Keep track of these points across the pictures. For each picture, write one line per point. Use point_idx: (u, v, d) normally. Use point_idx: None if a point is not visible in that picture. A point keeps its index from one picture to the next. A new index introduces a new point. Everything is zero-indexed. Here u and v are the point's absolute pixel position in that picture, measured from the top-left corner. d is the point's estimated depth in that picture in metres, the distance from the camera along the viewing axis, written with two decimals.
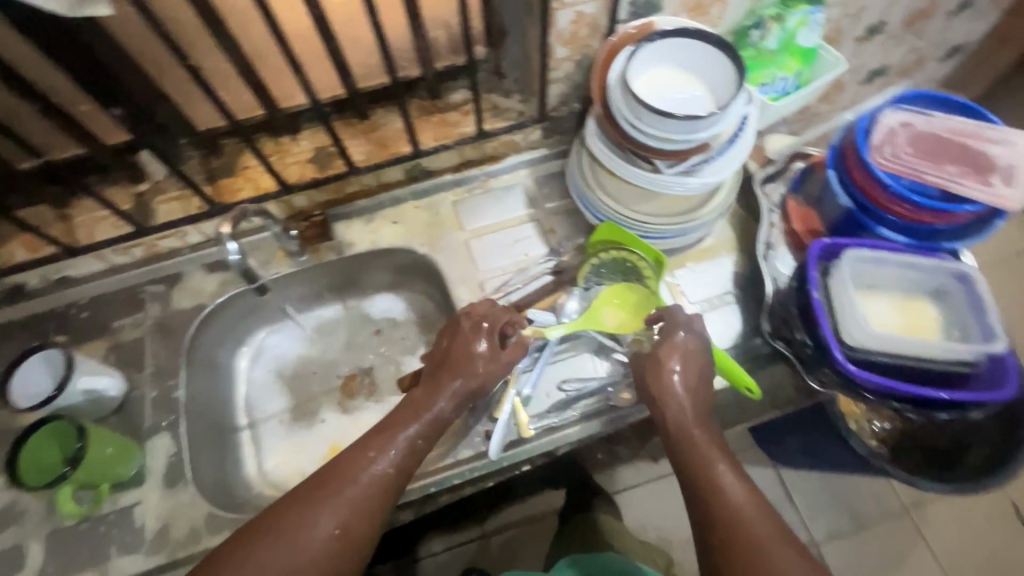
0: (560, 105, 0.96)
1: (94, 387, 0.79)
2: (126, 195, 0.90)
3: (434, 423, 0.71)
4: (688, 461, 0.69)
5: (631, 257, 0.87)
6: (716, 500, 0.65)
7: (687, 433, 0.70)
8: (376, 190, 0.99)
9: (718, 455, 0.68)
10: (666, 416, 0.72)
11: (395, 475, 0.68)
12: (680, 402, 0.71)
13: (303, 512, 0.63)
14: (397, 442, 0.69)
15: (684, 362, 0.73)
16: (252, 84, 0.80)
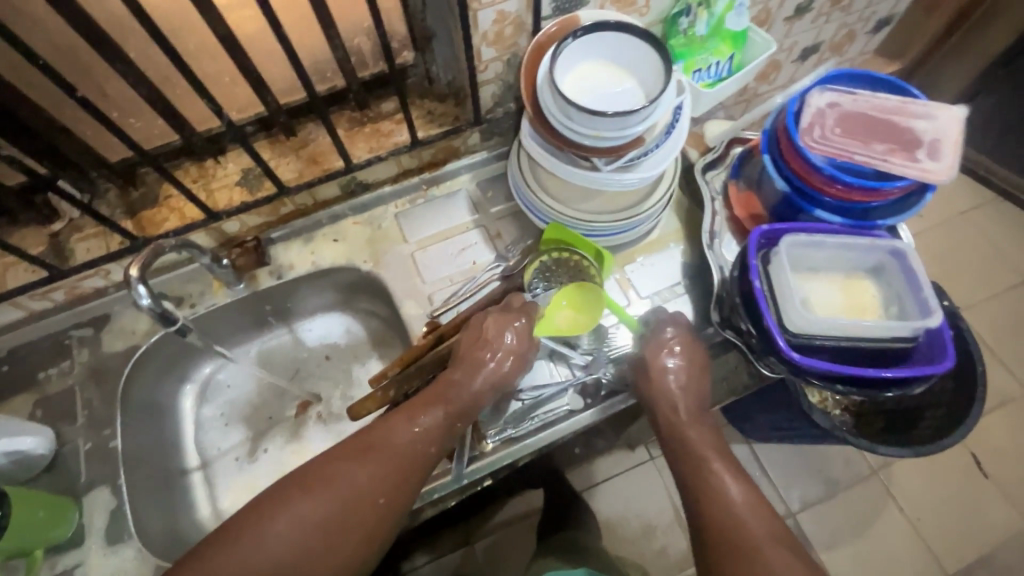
0: (495, 106, 0.93)
1: (18, 448, 0.74)
2: (38, 237, 0.84)
3: (471, 404, 0.71)
4: (681, 459, 0.70)
5: (573, 258, 0.87)
6: (707, 492, 0.66)
7: (681, 434, 0.72)
8: (312, 208, 0.95)
9: (712, 451, 0.70)
10: (661, 416, 0.74)
11: (432, 447, 0.68)
12: (671, 399, 0.74)
13: (346, 464, 0.64)
14: (438, 415, 0.69)
15: (679, 360, 0.75)
16: (159, 110, 0.75)
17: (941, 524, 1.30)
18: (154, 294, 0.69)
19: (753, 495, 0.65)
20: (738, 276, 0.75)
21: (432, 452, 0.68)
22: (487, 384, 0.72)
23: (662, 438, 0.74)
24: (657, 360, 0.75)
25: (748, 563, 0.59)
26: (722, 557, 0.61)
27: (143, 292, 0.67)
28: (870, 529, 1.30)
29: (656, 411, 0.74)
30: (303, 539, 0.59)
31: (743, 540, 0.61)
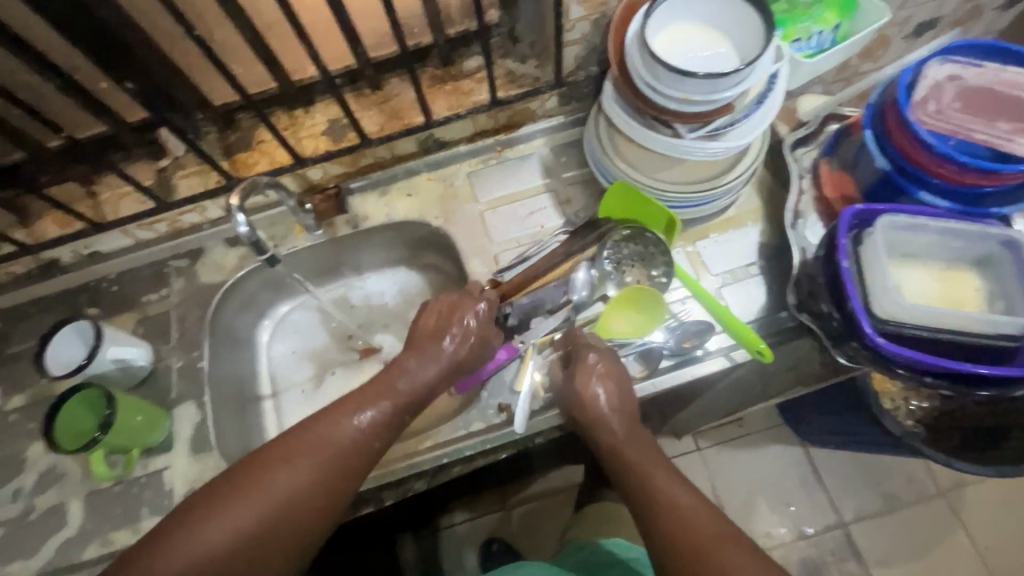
0: (576, 69, 0.92)
1: (123, 356, 0.82)
2: (149, 171, 0.94)
3: (415, 395, 0.73)
4: (625, 483, 0.68)
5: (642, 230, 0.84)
6: (655, 516, 0.63)
7: (620, 453, 0.70)
8: (390, 162, 0.98)
9: (654, 469, 0.67)
10: (598, 438, 0.73)
11: (378, 436, 0.69)
12: (603, 421, 0.72)
13: (282, 460, 0.63)
14: (381, 411, 0.69)
15: (592, 379, 0.74)
16: (260, 55, 0.79)
17: (1013, 557, 1.20)
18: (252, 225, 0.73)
19: (707, 511, 0.61)
20: (823, 259, 0.71)
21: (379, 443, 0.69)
22: (435, 372, 0.74)
23: (606, 463, 0.72)
24: (582, 376, 0.74)
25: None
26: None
27: (242, 221, 0.72)
28: (932, 551, 1.22)
29: (598, 432, 0.73)
30: (240, 534, 0.59)
31: (698, 561, 0.57)
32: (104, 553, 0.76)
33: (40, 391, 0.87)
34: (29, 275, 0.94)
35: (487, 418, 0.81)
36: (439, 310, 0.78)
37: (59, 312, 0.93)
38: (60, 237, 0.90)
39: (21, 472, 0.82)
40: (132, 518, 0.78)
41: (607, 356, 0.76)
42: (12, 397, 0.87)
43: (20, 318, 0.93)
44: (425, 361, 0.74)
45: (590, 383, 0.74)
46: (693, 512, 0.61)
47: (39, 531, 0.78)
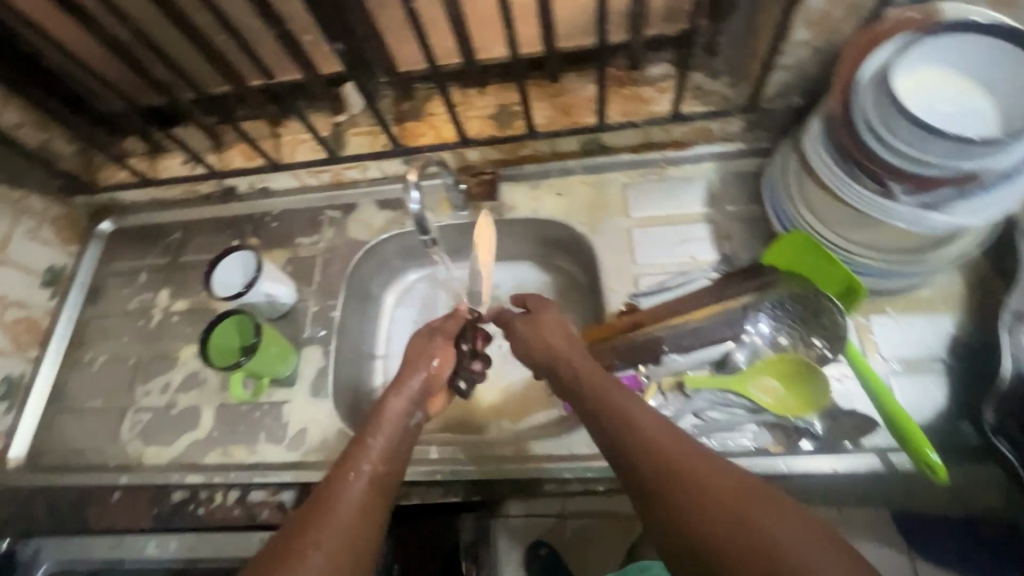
0: (776, 96, 0.83)
1: (274, 292, 0.88)
2: (326, 123, 1.00)
3: (401, 419, 0.68)
4: (618, 445, 0.57)
5: (820, 299, 0.74)
6: (672, 485, 0.51)
7: (599, 393, 0.61)
8: (548, 157, 0.96)
9: (649, 419, 0.57)
10: (582, 393, 0.63)
11: (385, 475, 0.62)
12: (584, 373, 0.65)
13: (298, 548, 0.52)
14: (371, 453, 0.63)
15: (563, 334, 0.70)
16: (458, 31, 0.80)
17: None
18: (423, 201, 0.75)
19: (729, 471, 0.51)
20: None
21: (385, 473, 0.62)
22: (409, 402, 0.70)
23: (591, 423, 0.61)
24: (540, 330, 0.72)
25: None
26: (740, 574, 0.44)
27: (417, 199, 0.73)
28: None
29: (583, 388, 0.63)
30: None
31: (744, 538, 0.45)
32: (222, 462, 0.83)
33: (200, 301, 0.97)
34: (210, 196, 1.05)
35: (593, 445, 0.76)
36: (412, 349, 0.76)
37: (224, 234, 1.03)
38: (243, 170, 1.00)
39: (173, 368, 0.93)
40: (250, 438, 0.84)
41: (533, 320, 0.73)
42: (178, 300, 0.98)
43: (195, 231, 1.04)
44: (398, 390, 0.71)
45: (546, 337, 0.70)
46: (709, 472, 0.51)
47: (176, 425, 0.88)
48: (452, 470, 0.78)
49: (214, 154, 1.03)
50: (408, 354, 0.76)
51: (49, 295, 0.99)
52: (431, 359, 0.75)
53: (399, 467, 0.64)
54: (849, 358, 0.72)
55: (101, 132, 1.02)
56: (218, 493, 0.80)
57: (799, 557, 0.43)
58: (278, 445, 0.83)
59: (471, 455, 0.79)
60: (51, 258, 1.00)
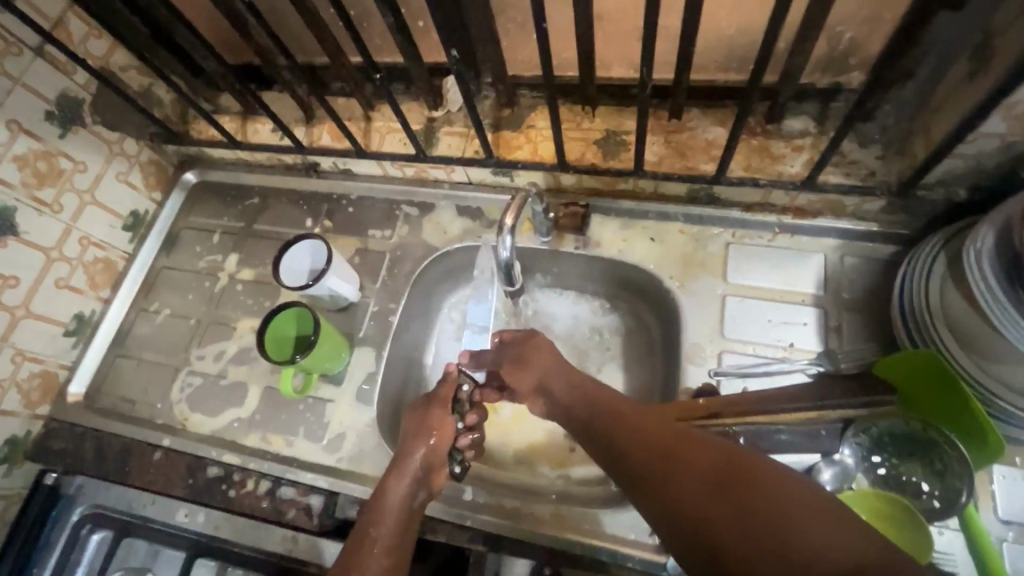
0: (937, 184, 0.70)
1: (338, 289, 0.85)
2: (420, 115, 0.94)
3: (406, 500, 0.67)
4: (589, 428, 0.63)
5: (939, 438, 0.65)
6: (653, 464, 0.53)
7: (573, 386, 0.69)
8: (648, 196, 0.87)
9: (635, 413, 0.60)
10: (568, 402, 0.68)
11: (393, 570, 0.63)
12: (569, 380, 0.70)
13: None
14: (377, 549, 0.63)
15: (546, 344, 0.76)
16: (584, 50, 0.72)
17: None
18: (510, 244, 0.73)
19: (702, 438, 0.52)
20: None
21: (391, 565, 0.63)
22: (413, 482, 0.68)
23: (565, 419, 0.67)
24: (525, 348, 0.76)
25: (748, 532, 0.43)
26: (721, 531, 0.44)
27: (506, 244, 0.71)
28: None
29: (569, 398, 0.68)
30: None
31: (719, 496, 0.46)
32: (260, 448, 0.83)
33: (265, 274, 0.96)
34: (293, 167, 1.03)
35: (638, 530, 0.70)
36: (412, 425, 0.75)
37: (300, 209, 1.00)
38: (329, 149, 0.96)
39: (228, 338, 0.93)
40: (290, 430, 0.83)
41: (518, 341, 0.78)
42: (244, 269, 0.98)
43: (272, 201, 1.02)
44: (398, 476, 0.68)
45: (515, 354, 0.77)
46: (685, 442, 0.52)
47: (223, 398, 0.88)
48: (484, 518, 0.74)
49: (303, 126, 1.00)
50: (409, 426, 0.75)
51: (130, 239, 1.01)
52: (429, 436, 0.72)
53: (405, 555, 0.65)
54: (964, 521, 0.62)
55: (200, 85, 1.01)
56: (251, 480, 0.81)
57: (773, 508, 0.43)
58: (315, 444, 0.82)
59: (504, 506, 0.74)
60: (136, 202, 1.01)
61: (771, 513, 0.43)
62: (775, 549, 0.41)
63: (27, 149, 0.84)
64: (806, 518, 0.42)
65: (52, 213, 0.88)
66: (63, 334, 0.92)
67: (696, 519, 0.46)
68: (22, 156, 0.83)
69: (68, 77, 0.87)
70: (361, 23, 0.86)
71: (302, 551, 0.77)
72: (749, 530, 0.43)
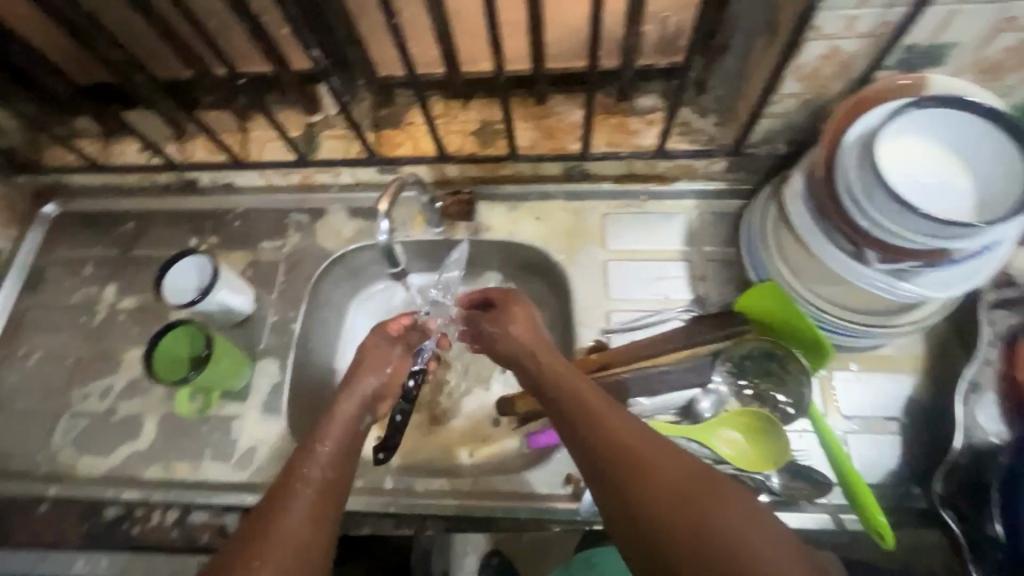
0: (761, 142, 0.82)
1: (230, 301, 0.84)
2: (298, 122, 0.94)
3: (353, 421, 0.66)
4: (569, 427, 0.59)
5: (784, 353, 0.75)
6: (620, 475, 0.53)
7: (553, 370, 0.64)
8: (528, 179, 0.93)
9: (607, 410, 0.58)
10: (542, 389, 0.64)
11: (334, 483, 0.60)
12: (540, 366, 0.65)
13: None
14: (318, 460, 0.61)
15: (524, 333, 0.69)
16: (445, 46, 0.76)
17: None
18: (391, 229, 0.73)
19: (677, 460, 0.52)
20: (1006, 450, 0.66)
21: (333, 480, 0.60)
22: (360, 406, 0.68)
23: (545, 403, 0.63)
24: (510, 307, 0.73)
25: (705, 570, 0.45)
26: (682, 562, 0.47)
27: (384, 227, 0.71)
28: None
29: (543, 383, 0.64)
30: None
31: (687, 530, 0.47)
32: (163, 478, 0.79)
33: (150, 300, 0.91)
34: (169, 187, 0.98)
35: (553, 486, 0.75)
36: (362, 355, 0.74)
37: (182, 229, 0.96)
38: (205, 164, 0.93)
39: (115, 372, 0.87)
40: (196, 454, 0.80)
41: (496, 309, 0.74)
42: (125, 297, 0.92)
43: (150, 223, 0.97)
44: (348, 395, 0.69)
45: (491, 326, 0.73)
46: (663, 464, 0.52)
47: (116, 434, 0.83)
48: (408, 502, 0.76)
49: (175, 144, 0.96)
50: (361, 357, 0.74)
51: None
52: (385, 366, 0.74)
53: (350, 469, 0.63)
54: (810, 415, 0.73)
55: None
56: (157, 512, 0.77)
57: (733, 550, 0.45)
58: (225, 463, 0.79)
59: (425, 487, 0.77)
60: None
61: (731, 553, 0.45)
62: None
63: None
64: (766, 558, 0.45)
65: None
66: None
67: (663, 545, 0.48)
68: None
69: None
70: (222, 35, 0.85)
71: None
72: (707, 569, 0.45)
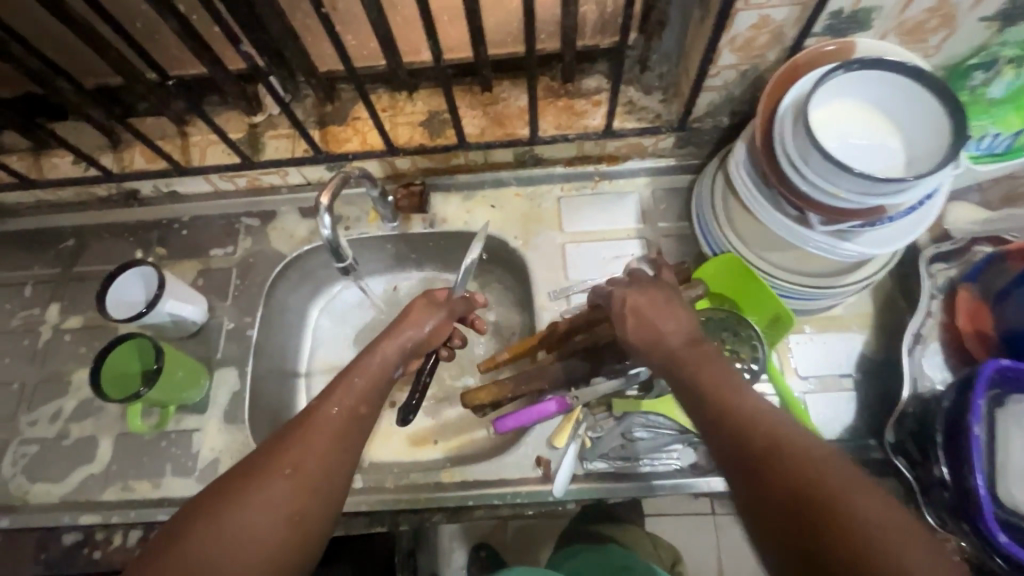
0: (705, 115, 0.83)
1: (180, 312, 0.81)
2: (240, 124, 0.91)
3: (389, 361, 0.66)
4: (700, 405, 0.53)
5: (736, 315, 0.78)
6: (771, 467, 0.46)
7: (694, 356, 0.57)
8: (482, 167, 0.92)
9: (754, 401, 0.51)
10: (675, 374, 0.58)
11: (360, 415, 0.59)
12: (674, 353, 0.59)
13: (251, 484, 0.51)
14: (354, 389, 0.61)
15: (668, 325, 0.61)
16: (382, 36, 0.75)
17: None
18: (334, 224, 0.71)
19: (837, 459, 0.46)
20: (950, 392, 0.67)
21: (366, 411, 0.60)
22: (399, 352, 0.67)
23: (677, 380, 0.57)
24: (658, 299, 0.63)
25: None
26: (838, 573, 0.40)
27: (327, 222, 0.69)
28: None
29: (675, 362, 0.58)
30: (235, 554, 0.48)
31: (847, 534, 0.41)
32: (122, 499, 0.77)
33: (96, 318, 0.88)
34: (109, 199, 0.95)
35: (524, 470, 0.75)
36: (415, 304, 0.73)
37: (126, 242, 0.93)
38: (144, 173, 0.90)
39: (64, 395, 0.84)
40: (155, 471, 0.78)
41: (639, 284, 0.66)
42: (70, 317, 0.89)
43: (92, 238, 0.94)
44: (395, 331, 0.69)
45: (628, 306, 0.65)
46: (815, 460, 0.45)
47: (69, 459, 0.79)
48: (379, 500, 0.75)
49: (111, 154, 0.92)
50: (405, 309, 0.72)
51: None
52: (418, 326, 0.70)
53: (379, 406, 0.62)
54: (770, 376, 0.75)
55: None
56: (118, 534, 0.75)
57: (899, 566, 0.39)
58: (187, 478, 0.77)
59: (395, 483, 0.76)
60: None
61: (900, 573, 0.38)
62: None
63: None
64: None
65: None
66: None
67: (819, 537, 0.42)
68: None
69: None
70: (149, 36, 0.82)
71: None
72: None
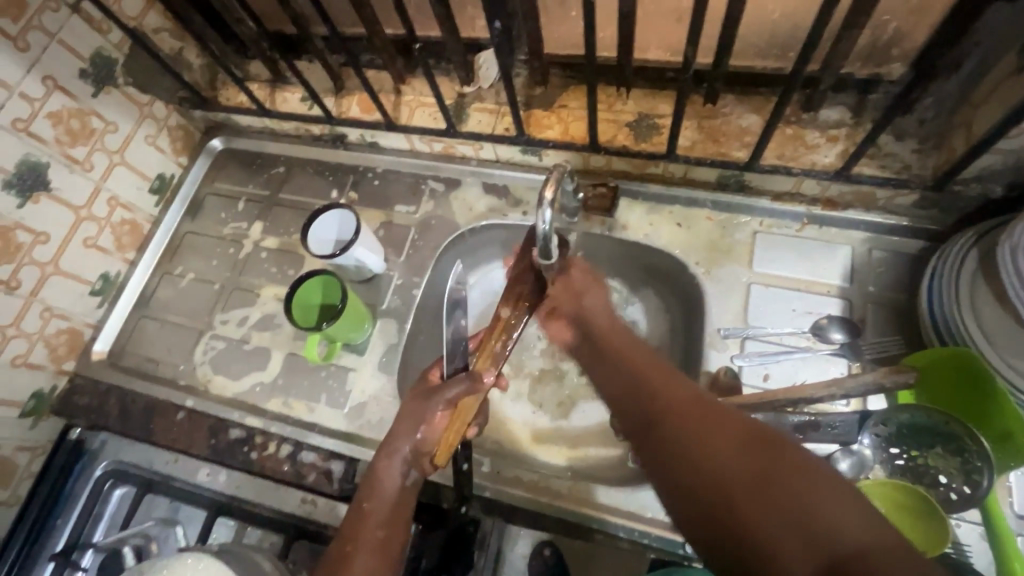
0: (972, 180, 0.70)
1: (364, 259, 0.86)
2: (451, 90, 0.93)
3: (400, 479, 0.65)
4: (615, 385, 0.59)
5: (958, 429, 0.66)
6: (681, 426, 0.51)
7: (611, 340, 0.64)
8: (676, 182, 0.87)
9: (654, 370, 0.58)
10: (603, 358, 0.63)
11: (385, 545, 0.61)
12: (609, 341, 0.64)
13: None
14: (372, 525, 0.61)
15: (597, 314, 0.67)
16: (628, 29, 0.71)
17: None
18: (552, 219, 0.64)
19: (742, 417, 0.49)
20: None
21: (385, 537, 0.61)
22: (407, 462, 0.65)
23: (598, 372, 0.63)
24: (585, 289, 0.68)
25: (774, 515, 0.42)
26: (760, 535, 0.42)
27: (547, 217, 0.62)
28: None
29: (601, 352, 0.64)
30: None
31: (774, 491, 0.43)
32: (282, 413, 0.85)
33: (290, 243, 0.97)
34: (320, 138, 1.02)
35: (655, 511, 0.71)
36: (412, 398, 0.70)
37: (327, 180, 1.00)
38: (357, 121, 0.95)
39: (252, 305, 0.93)
40: (313, 397, 0.85)
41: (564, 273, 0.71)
42: (269, 237, 0.98)
43: (298, 171, 1.02)
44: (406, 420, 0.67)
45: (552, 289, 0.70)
46: (708, 409, 0.51)
47: (247, 363, 0.89)
48: (502, 491, 0.76)
49: (332, 97, 0.98)
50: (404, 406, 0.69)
51: (155, 202, 1.01)
52: (418, 427, 0.67)
53: (400, 531, 0.63)
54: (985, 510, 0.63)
55: (229, 50, 1.00)
56: (272, 443, 0.82)
57: (826, 514, 0.41)
58: (337, 412, 0.83)
59: (522, 480, 0.76)
60: (164, 166, 1.02)
61: (806, 490, 0.42)
62: (795, 529, 0.41)
63: (61, 106, 0.84)
64: (846, 519, 0.40)
65: (83, 171, 0.88)
66: (90, 293, 0.94)
67: (739, 495, 0.44)
68: (56, 112, 0.83)
69: (103, 35, 0.87)
70: None
71: (321, 514, 0.80)
72: (802, 541, 0.40)
